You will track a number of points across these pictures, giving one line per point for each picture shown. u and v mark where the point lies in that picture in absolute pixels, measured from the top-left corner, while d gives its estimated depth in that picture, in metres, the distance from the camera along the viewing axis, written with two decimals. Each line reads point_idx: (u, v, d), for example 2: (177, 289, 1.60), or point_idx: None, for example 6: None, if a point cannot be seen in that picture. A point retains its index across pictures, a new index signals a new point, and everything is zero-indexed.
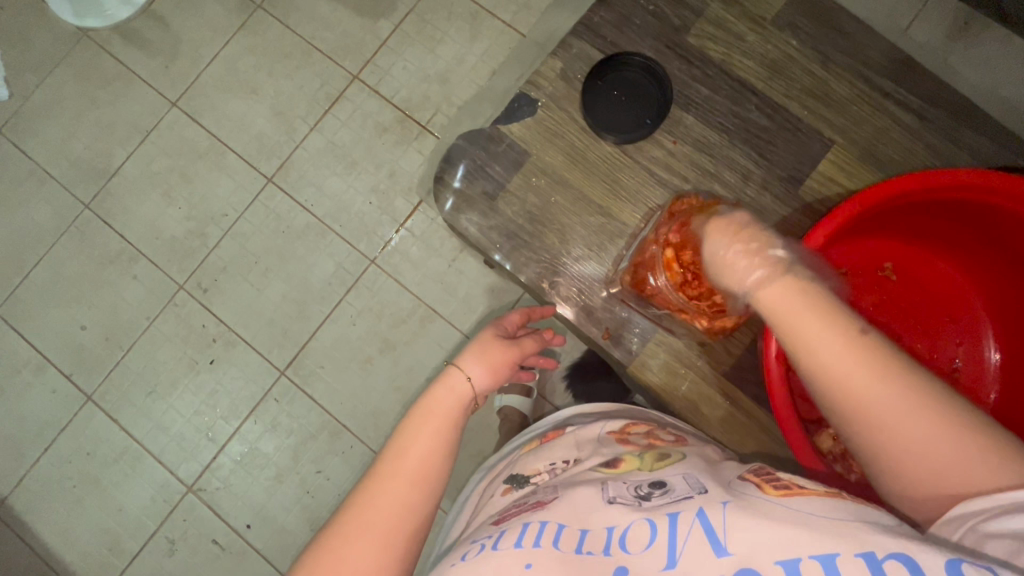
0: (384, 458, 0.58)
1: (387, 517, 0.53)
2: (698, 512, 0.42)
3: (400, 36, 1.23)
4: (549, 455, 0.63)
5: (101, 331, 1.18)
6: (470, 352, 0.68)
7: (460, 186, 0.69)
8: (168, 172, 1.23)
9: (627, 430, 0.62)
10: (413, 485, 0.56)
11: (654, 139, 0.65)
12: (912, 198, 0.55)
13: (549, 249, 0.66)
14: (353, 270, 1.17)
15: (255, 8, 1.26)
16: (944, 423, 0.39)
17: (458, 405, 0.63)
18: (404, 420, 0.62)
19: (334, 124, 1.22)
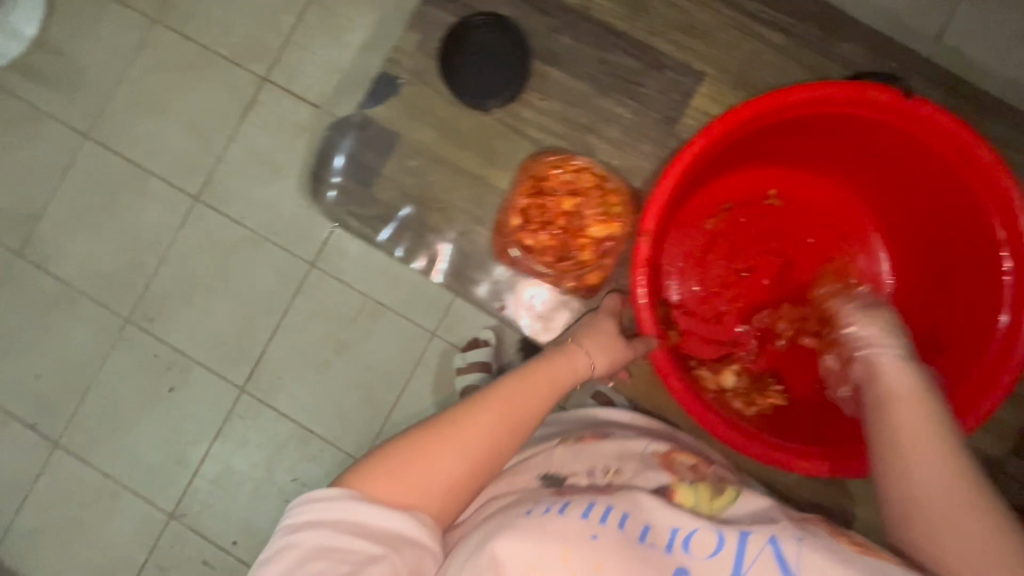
0: (501, 387, 0.65)
1: (481, 442, 0.60)
2: (772, 539, 0.52)
3: (303, 29, 1.18)
4: (592, 458, 0.69)
5: (56, 376, 1.17)
6: (593, 338, 0.74)
7: None
8: (93, 207, 1.20)
9: (670, 456, 0.71)
10: (514, 431, 0.63)
11: None
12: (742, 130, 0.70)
13: None
14: (295, 276, 1.15)
15: (151, 23, 1.22)
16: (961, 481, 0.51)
17: (569, 380, 0.70)
18: (521, 367, 0.69)
19: (251, 131, 1.19)
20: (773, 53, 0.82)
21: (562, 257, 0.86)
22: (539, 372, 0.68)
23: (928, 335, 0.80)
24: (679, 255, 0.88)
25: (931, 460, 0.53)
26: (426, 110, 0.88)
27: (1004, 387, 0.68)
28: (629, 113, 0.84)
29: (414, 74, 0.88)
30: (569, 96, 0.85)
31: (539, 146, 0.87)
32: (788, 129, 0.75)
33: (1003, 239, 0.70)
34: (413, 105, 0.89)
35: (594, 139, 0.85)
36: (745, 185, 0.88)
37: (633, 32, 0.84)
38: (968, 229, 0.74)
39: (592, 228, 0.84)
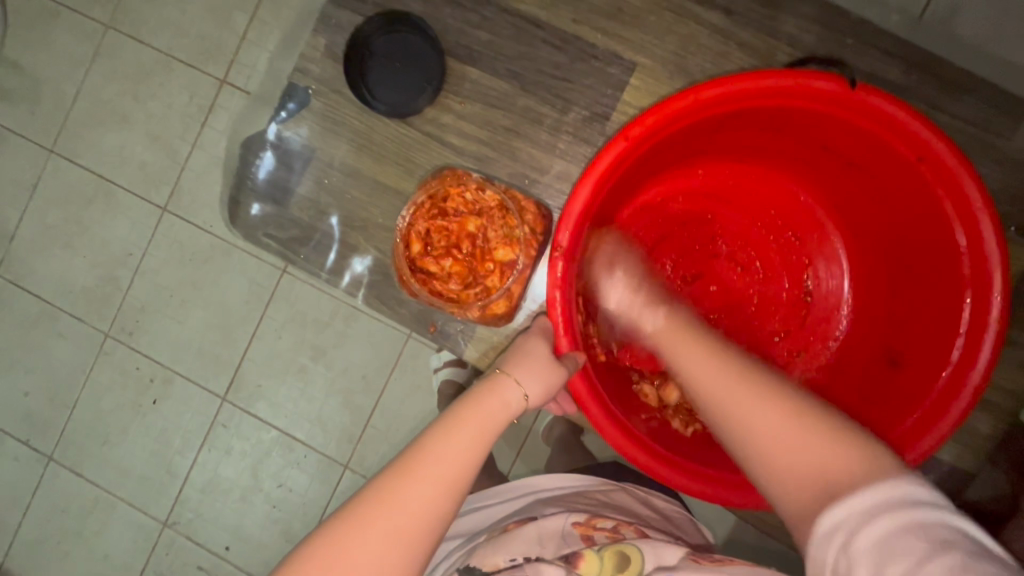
0: (423, 440, 0.53)
1: (415, 522, 0.48)
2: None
3: (257, 26, 1.14)
4: (509, 548, 0.64)
5: (44, 393, 1.19)
6: (522, 363, 0.62)
7: None
8: (64, 223, 1.19)
9: (592, 524, 0.66)
10: (447, 491, 0.50)
11: None
12: (670, 127, 0.63)
13: None
14: (267, 283, 1.13)
15: (104, 30, 1.18)
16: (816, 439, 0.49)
17: (508, 416, 0.57)
18: (446, 411, 0.56)
19: (213, 136, 1.16)
20: (712, 34, 0.73)
21: (468, 284, 0.72)
22: (470, 414, 0.55)
23: (886, 344, 0.75)
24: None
25: (734, 398, 0.55)
26: (337, 123, 0.77)
27: (956, 416, 0.62)
28: (554, 114, 0.74)
29: (320, 82, 0.77)
30: (490, 97, 0.75)
31: (458, 157, 0.76)
32: (728, 122, 0.68)
33: (965, 249, 0.63)
34: (326, 118, 0.78)
35: (519, 145, 0.75)
36: (688, 177, 0.82)
37: (555, 22, 0.73)
38: (925, 232, 0.68)
39: (496, 251, 0.71)
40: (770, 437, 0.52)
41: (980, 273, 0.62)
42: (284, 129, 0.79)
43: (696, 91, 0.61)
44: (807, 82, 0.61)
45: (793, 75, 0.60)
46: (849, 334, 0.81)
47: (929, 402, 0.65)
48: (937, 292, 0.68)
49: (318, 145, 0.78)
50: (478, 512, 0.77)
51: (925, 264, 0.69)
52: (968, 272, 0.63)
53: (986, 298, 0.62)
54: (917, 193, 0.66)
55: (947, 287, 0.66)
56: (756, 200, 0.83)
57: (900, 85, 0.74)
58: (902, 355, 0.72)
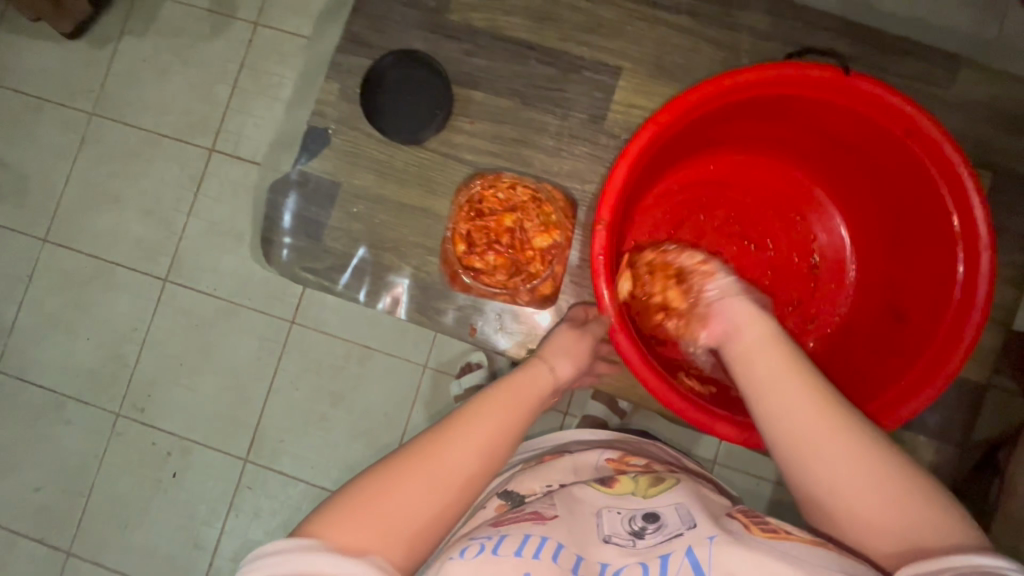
0: (475, 411, 0.59)
1: (456, 476, 0.52)
2: (688, 550, 0.50)
3: (239, 95, 1.19)
4: (545, 475, 0.70)
5: (56, 485, 1.15)
6: (552, 347, 0.71)
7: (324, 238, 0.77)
8: (64, 308, 1.19)
9: (625, 460, 0.73)
10: (484, 454, 0.55)
11: (453, 126, 0.82)
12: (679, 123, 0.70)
13: (392, 260, 0.82)
14: (277, 337, 1.15)
15: (88, 118, 1.22)
16: (868, 464, 0.52)
17: (540, 394, 0.64)
18: (485, 389, 0.63)
19: (207, 203, 1.19)
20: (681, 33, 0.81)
21: (513, 272, 0.79)
22: (508, 393, 0.62)
23: (893, 299, 0.80)
24: (641, 240, 0.88)
25: (814, 429, 0.54)
26: (346, 158, 0.83)
27: (962, 353, 0.67)
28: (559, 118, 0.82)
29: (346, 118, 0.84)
30: (496, 113, 0.82)
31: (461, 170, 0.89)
32: (729, 112, 0.75)
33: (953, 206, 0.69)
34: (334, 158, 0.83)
35: (530, 151, 0.82)
36: (696, 162, 0.88)
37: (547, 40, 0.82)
38: (920, 195, 0.74)
39: (536, 240, 0.79)
40: (840, 493, 0.52)
41: (969, 224, 0.69)
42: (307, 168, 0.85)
43: (701, 85, 0.68)
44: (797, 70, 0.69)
45: (784, 65, 0.69)
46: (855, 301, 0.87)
47: (936, 345, 0.70)
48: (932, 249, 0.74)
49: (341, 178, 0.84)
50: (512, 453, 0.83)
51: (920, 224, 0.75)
52: (958, 223, 0.69)
53: (976, 255, 0.68)
54: (904, 161, 0.73)
55: (942, 240, 0.72)
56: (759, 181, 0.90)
57: (849, 55, 0.84)
58: (907, 311, 0.77)
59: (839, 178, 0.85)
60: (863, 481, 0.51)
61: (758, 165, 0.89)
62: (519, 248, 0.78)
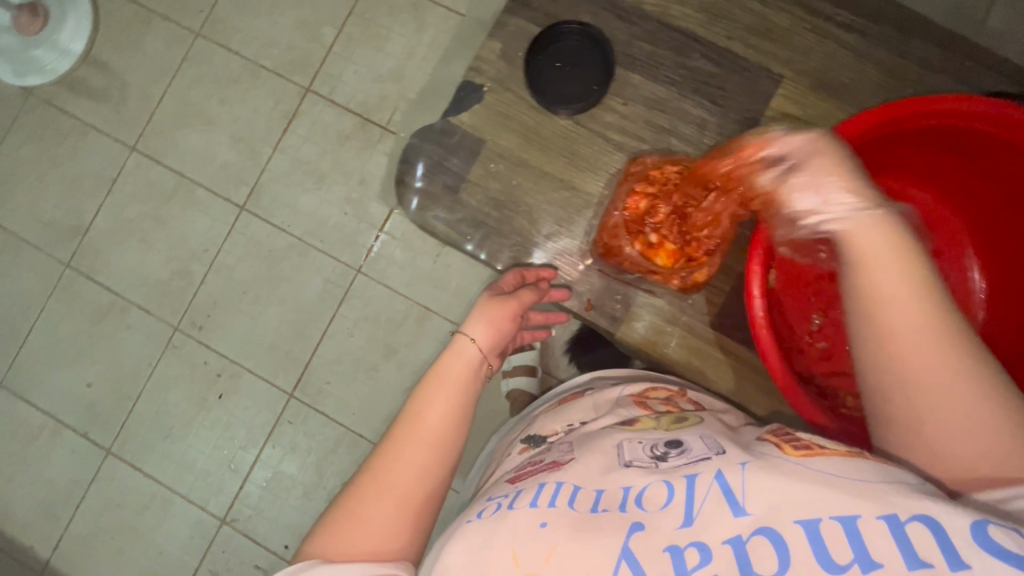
0: (404, 416, 0.60)
1: (407, 479, 0.56)
2: (717, 474, 0.43)
3: (344, 41, 1.21)
4: (566, 416, 0.67)
5: (107, 384, 1.19)
6: (466, 321, 0.68)
7: (422, 185, 0.75)
8: (141, 217, 1.22)
9: (646, 393, 0.65)
10: (431, 449, 0.58)
11: (605, 104, 0.71)
12: (856, 140, 0.59)
13: (520, 231, 0.73)
14: (342, 282, 1.17)
15: (195, 38, 1.24)
16: (962, 398, 0.40)
17: (470, 367, 0.64)
18: (421, 383, 0.64)
19: (295, 141, 1.21)
20: (850, 54, 0.67)
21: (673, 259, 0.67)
22: (436, 383, 0.62)
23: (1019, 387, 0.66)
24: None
25: (915, 334, 0.43)
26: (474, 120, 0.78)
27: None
28: (710, 116, 0.70)
29: (493, 81, 0.73)
30: (655, 101, 0.70)
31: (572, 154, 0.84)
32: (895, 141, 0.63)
33: None
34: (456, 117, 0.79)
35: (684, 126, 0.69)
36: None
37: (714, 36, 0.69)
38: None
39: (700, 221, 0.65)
40: (931, 393, 0.41)
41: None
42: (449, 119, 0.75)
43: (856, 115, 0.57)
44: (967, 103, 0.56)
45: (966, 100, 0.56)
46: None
47: None
48: None
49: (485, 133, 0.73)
50: (548, 396, 0.81)
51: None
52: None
53: None
54: None
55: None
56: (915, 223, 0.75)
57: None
58: None
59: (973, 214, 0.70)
60: (953, 403, 0.41)
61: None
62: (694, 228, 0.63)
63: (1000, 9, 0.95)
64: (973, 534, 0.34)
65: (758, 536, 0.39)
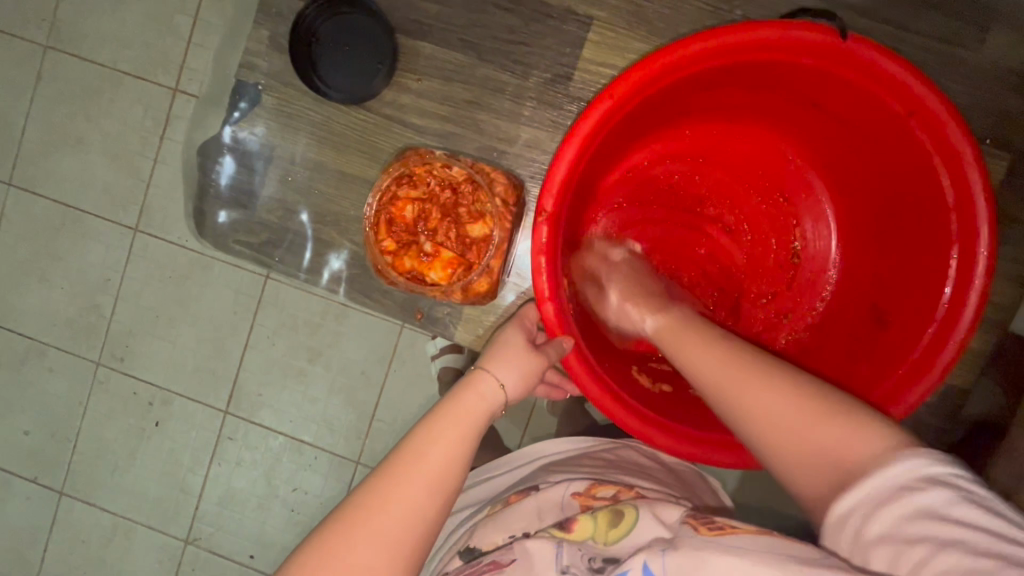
0: (410, 446, 0.56)
1: (405, 523, 0.51)
2: (643, 566, 0.47)
3: (202, 28, 1.09)
4: (508, 525, 0.65)
5: (44, 429, 1.18)
6: (497, 358, 0.65)
7: (227, 209, 0.87)
8: (36, 256, 1.16)
9: (591, 492, 0.66)
10: (433, 493, 0.53)
11: (400, 82, 0.79)
12: (631, 103, 0.61)
13: (329, 240, 0.83)
14: (253, 291, 1.12)
15: (43, 51, 1.13)
16: (836, 428, 0.47)
17: (489, 412, 0.61)
18: (428, 413, 0.59)
19: (174, 149, 1.12)
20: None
21: (450, 270, 0.73)
22: (452, 415, 0.58)
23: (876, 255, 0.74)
24: (610, 214, 0.81)
25: (781, 420, 0.50)
26: (296, 115, 0.81)
27: (940, 370, 0.61)
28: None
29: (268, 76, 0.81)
30: (448, 70, 0.78)
31: (422, 133, 0.80)
32: (694, 86, 0.66)
33: (952, 200, 0.61)
34: (280, 113, 0.82)
35: (484, 117, 0.78)
36: (665, 137, 0.80)
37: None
38: (835, 105, 0.68)
39: (471, 229, 0.73)
40: (807, 433, 0.48)
41: (964, 187, 0.60)
42: (238, 130, 0.83)
43: (625, 74, 0.59)
44: (755, 32, 0.58)
45: (737, 31, 0.58)
46: (841, 281, 0.80)
47: (911, 357, 0.63)
48: (926, 251, 0.66)
49: (277, 141, 0.82)
50: (499, 482, 0.79)
51: (885, 150, 0.67)
52: (951, 195, 0.61)
53: (973, 253, 0.60)
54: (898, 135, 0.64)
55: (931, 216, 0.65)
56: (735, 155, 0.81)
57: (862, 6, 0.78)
58: (889, 313, 0.70)
59: (776, 122, 0.78)
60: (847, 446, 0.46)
61: (689, 128, 0.80)
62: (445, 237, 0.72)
63: None
64: None
65: None
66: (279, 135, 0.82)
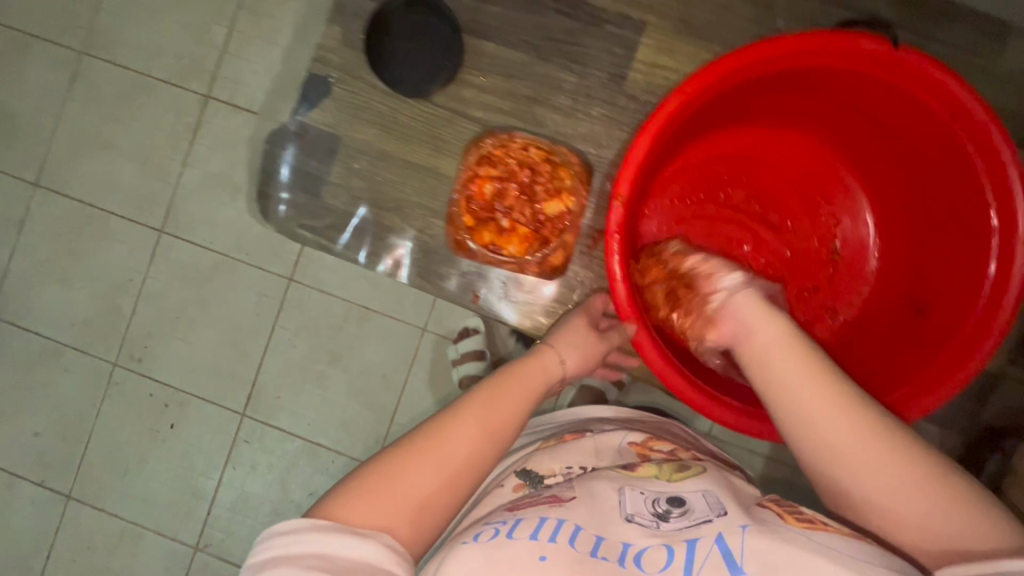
0: (483, 397, 0.60)
1: (463, 463, 0.55)
2: (717, 537, 0.48)
3: (236, 38, 1.13)
4: (566, 458, 0.68)
5: (54, 430, 1.16)
6: (562, 336, 0.70)
7: (289, 195, 0.82)
8: (58, 255, 1.17)
9: (648, 445, 0.70)
10: (492, 441, 0.57)
11: (465, 78, 0.79)
12: (695, 102, 0.65)
13: (392, 226, 0.80)
14: (275, 294, 1.13)
15: (78, 57, 1.16)
16: (913, 474, 0.52)
17: (547, 380, 0.66)
18: (498, 375, 0.64)
19: (204, 153, 1.15)
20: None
21: (526, 245, 0.78)
22: (519, 379, 0.64)
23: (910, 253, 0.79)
24: (662, 208, 0.84)
25: (858, 449, 0.53)
26: (364, 106, 0.79)
27: (981, 357, 0.65)
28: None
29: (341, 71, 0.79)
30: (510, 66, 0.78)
31: (488, 127, 0.79)
32: (752, 87, 0.70)
33: (990, 194, 0.66)
34: (349, 104, 0.79)
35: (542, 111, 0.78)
36: (713, 137, 0.83)
37: None
38: (881, 110, 0.73)
39: (546, 206, 0.78)
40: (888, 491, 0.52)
41: (1003, 184, 0.65)
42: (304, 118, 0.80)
43: (692, 76, 0.63)
44: (807, 37, 0.64)
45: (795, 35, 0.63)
46: (879, 275, 0.83)
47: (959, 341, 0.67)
48: (965, 241, 0.71)
49: (343, 131, 0.79)
50: (537, 424, 0.81)
51: (922, 150, 0.72)
52: (991, 193, 0.66)
53: (1012, 242, 0.65)
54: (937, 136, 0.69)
55: (973, 217, 0.69)
56: (778, 156, 0.85)
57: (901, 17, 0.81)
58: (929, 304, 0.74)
59: (820, 126, 0.82)
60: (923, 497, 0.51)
61: (737, 130, 0.84)
62: (527, 213, 0.77)
63: None
64: None
65: None
66: (342, 124, 0.79)
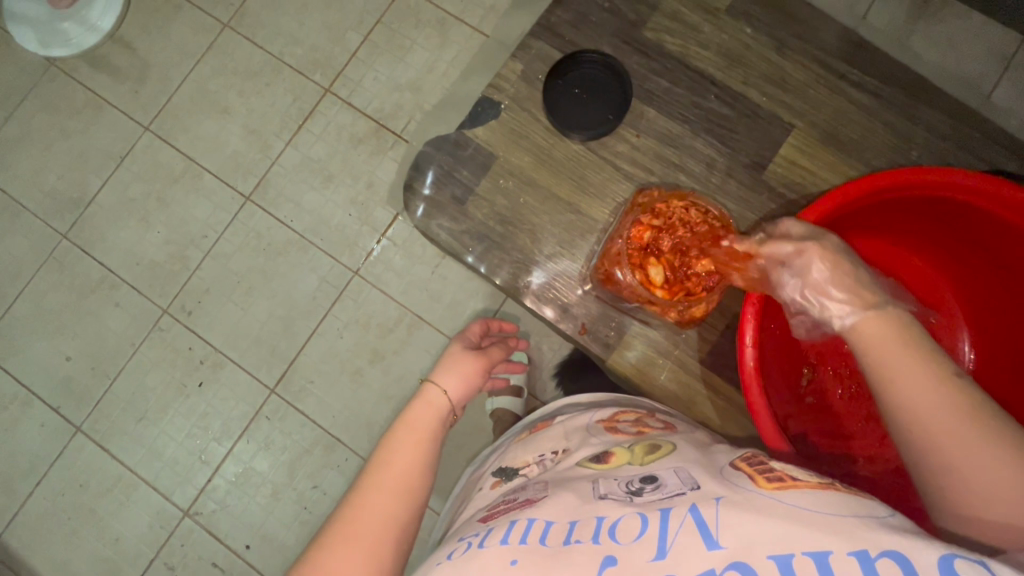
0: (372, 469, 0.63)
1: (378, 528, 0.58)
2: (691, 507, 0.41)
3: (369, 47, 1.23)
4: (538, 446, 0.65)
5: (87, 360, 1.17)
6: (444, 368, 0.75)
7: (431, 192, 0.74)
8: (145, 197, 1.22)
9: (616, 418, 0.63)
10: (401, 496, 0.61)
11: (619, 133, 0.70)
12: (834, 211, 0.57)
13: (521, 248, 0.71)
14: (337, 283, 1.16)
15: (221, 29, 1.26)
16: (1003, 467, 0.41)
17: (439, 417, 0.70)
18: (391, 431, 0.68)
19: (308, 139, 1.22)
20: (860, 112, 0.68)
21: None
22: (405, 431, 0.67)
23: (1000, 404, 0.62)
24: None
25: (950, 426, 0.43)
26: (522, 135, 0.72)
27: None
28: (719, 156, 0.69)
29: (511, 100, 0.73)
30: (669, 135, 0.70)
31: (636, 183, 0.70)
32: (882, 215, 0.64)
33: None
34: (510, 130, 0.73)
35: (683, 168, 0.69)
36: None
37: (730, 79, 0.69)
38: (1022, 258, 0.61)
39: None
40: (969, 471, 0.42)
41: None
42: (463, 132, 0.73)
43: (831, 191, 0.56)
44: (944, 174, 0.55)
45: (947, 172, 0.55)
46: None
47: None
48: None
49: (496, 150, 0.72)
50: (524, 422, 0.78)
51: None
52: None
53: None
54: None
55: None
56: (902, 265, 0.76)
57: None
58: None
59: None
60: (1006, 474, 0.41)
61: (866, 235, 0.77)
62: None
63: (1005, 86, 0.99)
64: (939, 568, 0.32)
65: (731, 572, 0.36)
66: (498, 145, 0.72)
